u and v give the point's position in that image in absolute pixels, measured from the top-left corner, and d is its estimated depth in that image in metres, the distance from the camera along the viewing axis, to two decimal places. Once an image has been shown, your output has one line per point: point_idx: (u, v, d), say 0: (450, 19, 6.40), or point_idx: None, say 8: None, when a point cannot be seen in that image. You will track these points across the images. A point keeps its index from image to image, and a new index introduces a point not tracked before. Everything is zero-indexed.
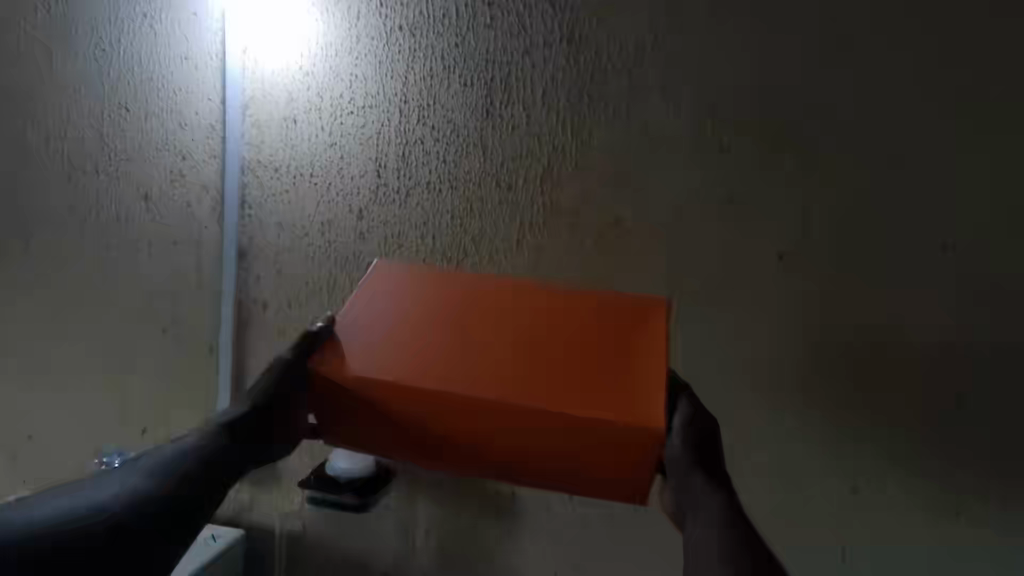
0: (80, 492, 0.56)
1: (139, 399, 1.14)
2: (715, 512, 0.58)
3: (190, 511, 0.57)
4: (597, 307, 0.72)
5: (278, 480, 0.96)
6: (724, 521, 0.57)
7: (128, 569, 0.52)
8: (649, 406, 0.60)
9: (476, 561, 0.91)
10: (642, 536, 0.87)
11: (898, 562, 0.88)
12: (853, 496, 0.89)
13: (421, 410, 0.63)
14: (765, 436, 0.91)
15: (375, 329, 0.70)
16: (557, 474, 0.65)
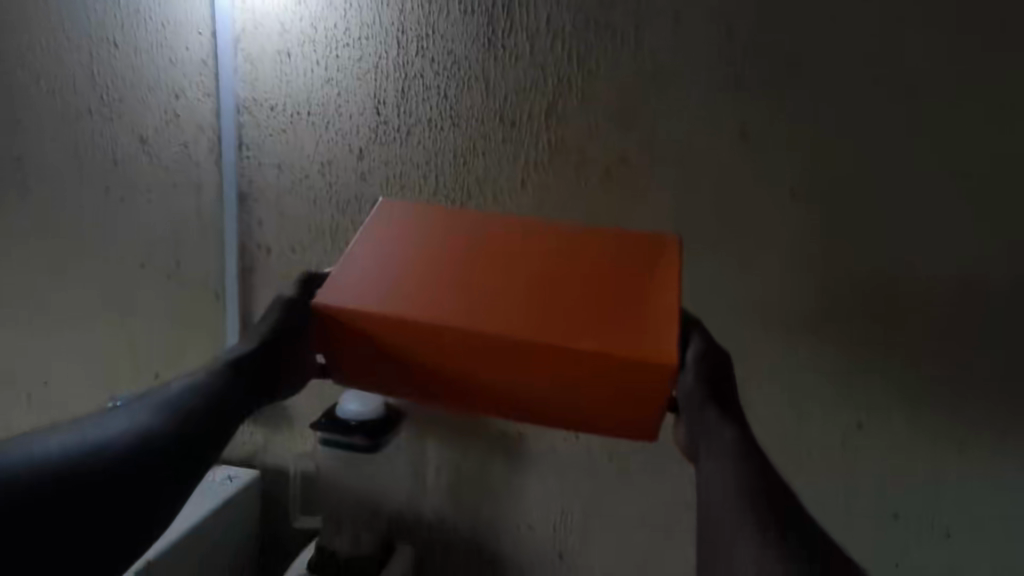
0: (86, 427, 0.55)
1: (148, 343, 1.15)
2: (728, 443, 0.56)
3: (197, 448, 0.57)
4: (609, 243, 0.70)
5: (290, 423, 0.98)
6: (738, 452, 0.55)
7: (137, 505, 0.52)
8: (661, 343, 0.60)
9: (485, 497, 0.94)
10: (646, 473, 0.89)
11: (899, 498, 0.90)
12: (858, 434, 0.90)
13: (433, 348, 0.63)
14: (771, 379, 0.91)
15: (384, 267, 0.68)
16: (568, 411, 0.66)
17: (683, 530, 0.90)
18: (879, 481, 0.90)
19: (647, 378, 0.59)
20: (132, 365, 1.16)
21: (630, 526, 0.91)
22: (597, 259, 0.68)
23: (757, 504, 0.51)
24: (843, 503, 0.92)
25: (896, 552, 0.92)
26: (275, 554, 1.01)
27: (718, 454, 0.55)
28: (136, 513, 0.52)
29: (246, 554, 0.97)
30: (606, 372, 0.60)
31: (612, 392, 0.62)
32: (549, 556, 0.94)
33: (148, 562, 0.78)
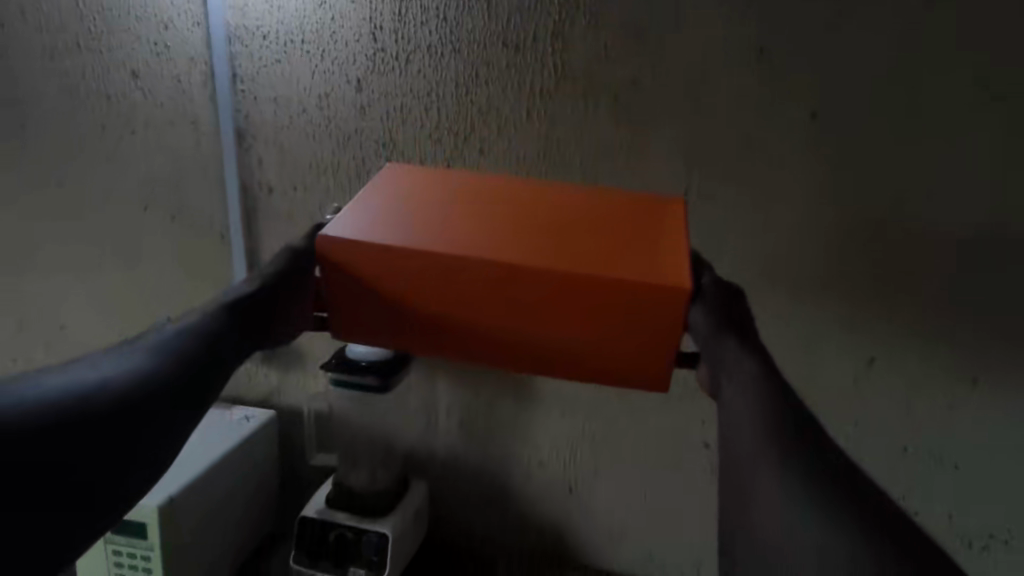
0: (72, 369, 0.44)
1: (161, 286, 1.15)
2: (750, 371, 0.49)
3: (196, 397, 0.48)
4: (612, 199, 0.71)
5: (303, 365, 1.00)
6: (763, 380, 0.47)
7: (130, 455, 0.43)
8: (675, 269, 0.58)
9: (496, 434, 0.96)
10: (654, 408, 0.90)
11: (910, 431, 0.90)
12: (870, 371, 0.89)
13: (437, 280, 0.59)
14: (784, 316, 0.89)
15: (386, 210, 0.66)
16: (581, 351, 0.60)
17: (690, 464, 0.92)
18: (888, 416, 0.90)
19: (656, 305, 0.56)
20: (145, 309, 1.17)
21: (638, 460, 0.93)
22: (604, 212, 0.68)
23: (788, 434, 0.43)
24: (851, 438, 0.92)
25: (905, 484, 0.93)
26: (296, 489, 1.06)
27: (741, 380, 0.48)
28: (124, 466, 0.42)
29: (269, 488, 1.01)
30: (613, 297, 0.56)
31: (622, 327, 0.58)
32: (559, 489, 0.96)
33: (169, 499, 0.81)
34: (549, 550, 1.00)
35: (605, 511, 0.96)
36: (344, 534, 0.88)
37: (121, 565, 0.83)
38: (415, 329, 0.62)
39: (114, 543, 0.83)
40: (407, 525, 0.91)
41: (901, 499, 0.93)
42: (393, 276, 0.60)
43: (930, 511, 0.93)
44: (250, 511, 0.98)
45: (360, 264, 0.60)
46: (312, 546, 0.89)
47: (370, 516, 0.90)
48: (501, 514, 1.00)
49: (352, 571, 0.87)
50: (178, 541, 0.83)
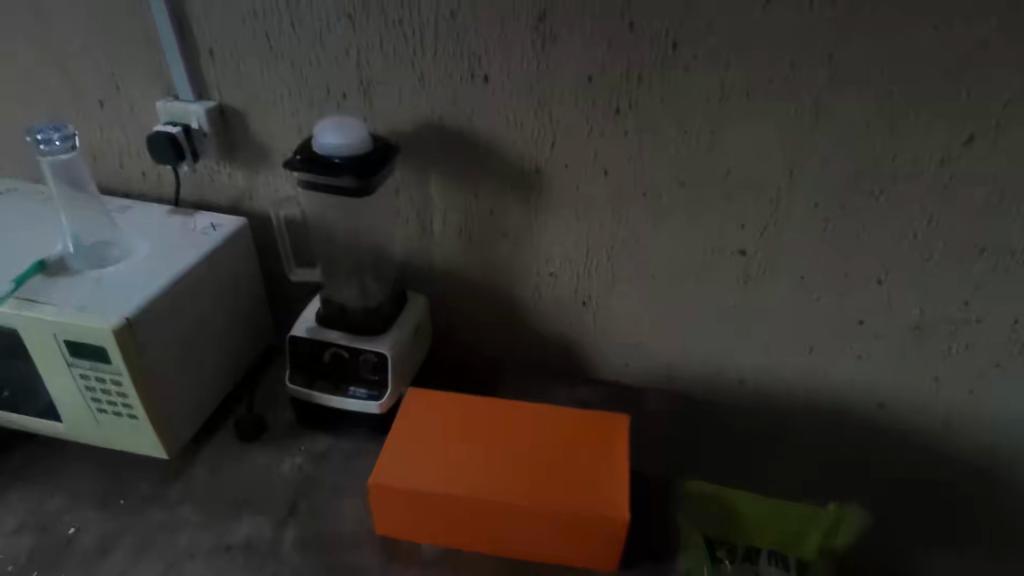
0: None
1: (70, 59, 0.87)
2: None
3: None
4: (573, 414, 0.77)
5: (270, 164, 0.89)
6: None
7: None
8: (619, 500, 0.68)
9: (500, 245, 0.88)
10: (681, 204, 0.80)
11: (973, 253, 0.76)
12: (966, 150, 0.70)
13: (447, 531, 0.71)
14: (856, 99, 0.70)
15: (394, 447, 0.73)
16: (551, 553, 0.71)
17: (722, 270, 0.84)
18: (965, 212, 0.74)
19: (607, 536, 0.67)
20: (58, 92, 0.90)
21: (659, 269, 0.85)
22: (570, 435, 0.75)
23: None
24: (917, 236, 0.76)
25: (971, 285, 0.78)
26: (283, 310, 1.02)
27: None
28: None
29: (258, 306, 0.94)
30: (581, 530, 0.67)
31: (584, 545, 0.69)
32: (571, 302, 0.91)
33: (127, 321, 0.70)
34: (555, 358, 0.97)
35: (619, 321, 0.91)
36: (340, 354, 0.81)
37: (93, 389, 0.75)
38: (427, 535, 0.72)
39: (79, 367, 0.73)
40: (407, 342, 0.84)
41: (962, 306, 0.80)
42: (413, 513, 0.70)
43: (991, 317, 0.80)
44: (240, 329, 0.91)
45: (394, 456, 0.72)
46: (307, 367, 0.83)
47: (366, 334, 0.82)
48: (507, 324, 0.95)
49: (353, 390, 0.82)
50: (151, 362, 0.74)
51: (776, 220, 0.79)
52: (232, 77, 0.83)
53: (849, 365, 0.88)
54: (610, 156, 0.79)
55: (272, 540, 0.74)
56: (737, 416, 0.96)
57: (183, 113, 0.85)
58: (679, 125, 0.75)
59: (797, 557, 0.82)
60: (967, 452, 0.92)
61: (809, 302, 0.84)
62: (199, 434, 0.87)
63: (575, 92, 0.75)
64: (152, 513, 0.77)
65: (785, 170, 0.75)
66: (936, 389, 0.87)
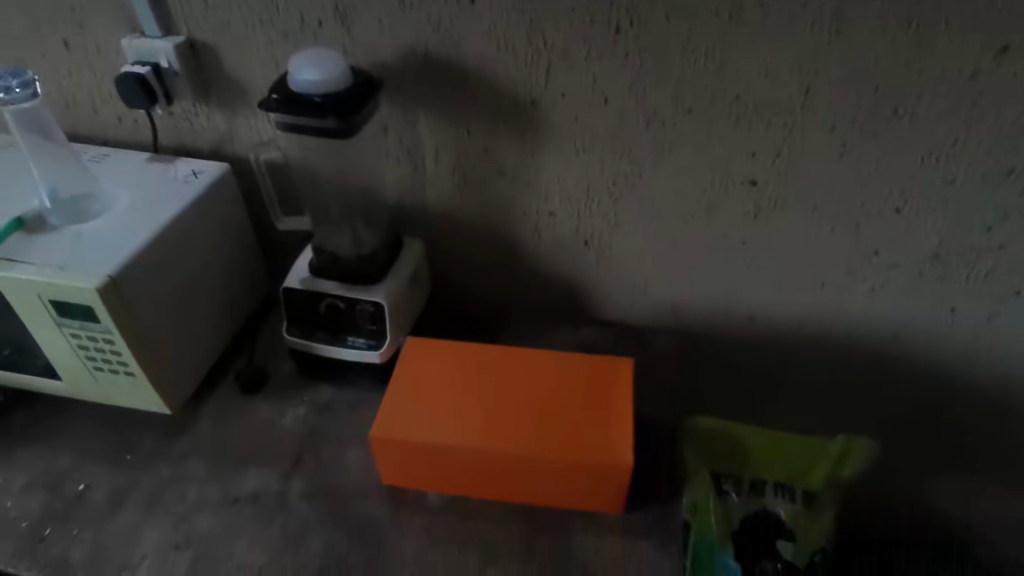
0: None
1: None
2: None
3: None
4: (577, 360, 0.76)
5: (248, 103, 0.84)
6: None
7: None
8: (623, 445, 0.67)
9: (496, 183, 0.84)
10: (687, 132, 0.75)
11: (1000, 176, 0.71)
12: (999, 62, 0.64)
13: (452, 479, 0.71)
14: (878, 10, 0.63)
15: (396, 398, 0.72)
16: (557, 499, 0.71)
17: (731, 204, 0.79)
18: (995, 131, 0.68)
19: (612, 480, 0.67)
20: (17, 34, 0.84)
21: (665, 204, 0.81)
22: (573, 380, 0.73)
23: None
24: (941, 161, 0.71)
25: (996, 211, 0.74)
26: (278, 260, 1.00)
27: None
28: None
29: (251, 257, 0.91)
30: (582, 476, 0.67)
31: (589, 490, 0.69)
32: (573, 242, 0.87)
33: (111, 278, 0.67)
34: (557, 299, 0.95)
35: (624, 259, 0.88)
36: (336, 305, 0.79)
37: (86, 348, 0.73)
38: (433, 484, 0.72)
39: (69, 327, 0.71)
40: (404, 288, 0.81)
41: (984, 234, 0.76)
42: (417, 463, 0.70)
43: (1015, 244, 0.76)
44: (234, 281, 0.88)
45: (390, 408, 0.71)
46: (304, 318, 0.81)
47: (361, 283, 0.79)
48: (506, 264, 0.92)
49: (352, 340, 0.80)
50: (142, 319, 0.72)
51: (790, 147, 0.74)
52: (199, 8, 0.77)
53: (862, 299, 0.85)
54: (611, 83, 0.73)
55: (278, 492, 0.74)
56: (740, 352, 0.94)
57: (150, 51, 0.79)
58: (686, 43, 0.69)
59: (804, 488, 0.79)
60: (980, 381, 0.89)
61: (822, 234, 0.80)
62: (200, 389, 0.86)
63: (570, 12, 0.69)
64: (159, 467, 0.77)
65: (799, 92, 0.70)
66: (953, 319, 0.84)
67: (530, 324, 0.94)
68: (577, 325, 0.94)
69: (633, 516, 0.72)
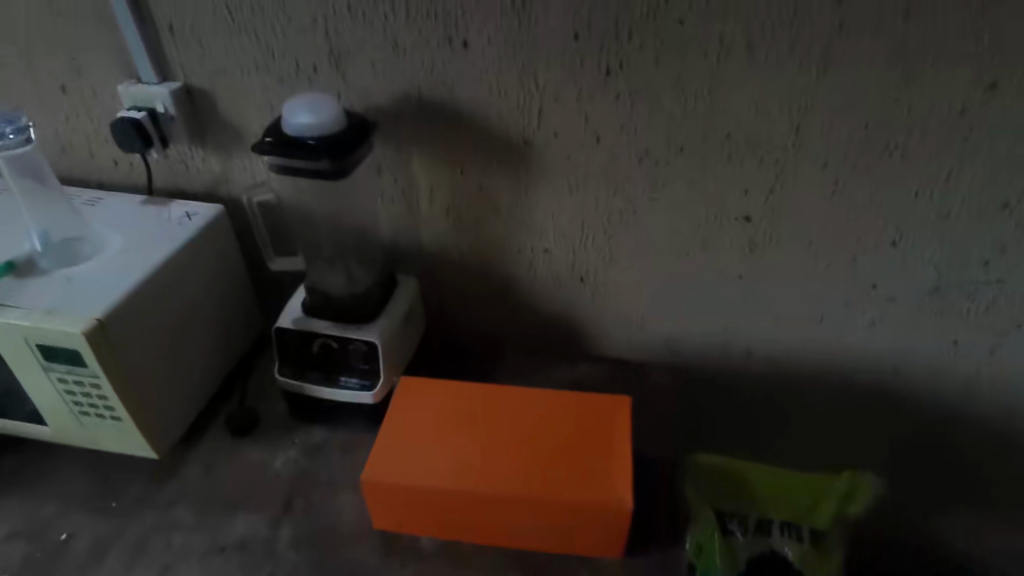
0: None
1: (25, 45, 0.82)
2: None
3: None
4: (574, 399, 0.74)
5: (243, 145, 0.84)
6: None
7: None
8: (622, 486, 0.65)
9: (490, 221, 0.84)
10: (679, 169, 0.75)
11: (995, 209, 0.71)
12: (988, 98, 0.65)
13: (447, 524, 0.69)
14: (866, 49, 0.64)
15: (390, 441, 0.70)
16: (555, 542, 0.69)
17: (725, 239, 0.79)
18: (987, 166, 0.69)
19: (611, 523, 0.65)
20: (16, 80, 0.85)
21: (660, 240, 0.81)
22: (570, 420, 0.72)
23: None
24: (935, 194, 0.71)
25: (993, 243, 0.73)
26: (272, 299, 0.99)
27: None
28: None
29: (244, 297, 0.90)
30: (580, 519, 0.65)
31: (587, 533, 0.67)
32: (569, 278, 0.87)
33: (99, 322, 0.67)
34: (554, 335, 0.94)
35: (621, 295, 0.87)
36: (329, 344, 0.78)
37: (73, 393, 0.72)
38: (428, 529, 0.70)
39: (55, 371, 0.70)
40: (398, 327, 0.80)
41: (982, 267, 0.75)
42: (411, 508, 0.68)
43: (1013, 277, 0.75)
44: (227, 321, 0.87)
45: (384, 451, 0.69)
46: (296, 358, 0.80)
47: (355, 322, 0.78)
48: (501, 301, 0.92)
49: (345, 381, 0.79)
50: (130, 363, 0.71)
51: (783, 182, 0.74)
52: (196, 54, 0.78)
53: (861, 332, 0.84)
54: (602, 122, 0.73)
55: (267, 539, 0.72)
56: (741, 387, 0.93)
57: (146, 96, 0.80)
58: (676, 83, 0.69)
59: (810, 527, 0.78)
60: (986, 415, 0.88)
61: (818, 267, 0.79)
62: (189, 432, 0.85)
63: (561, 54, 0.70)
64: (145, 515, 0.75)
65: (790, 128, 0.70)
66: (954, 352, 0.83)
67: (527, 360, 0.93)
68: (574, 361, 0.93)
69: (633, 561, 0.70)
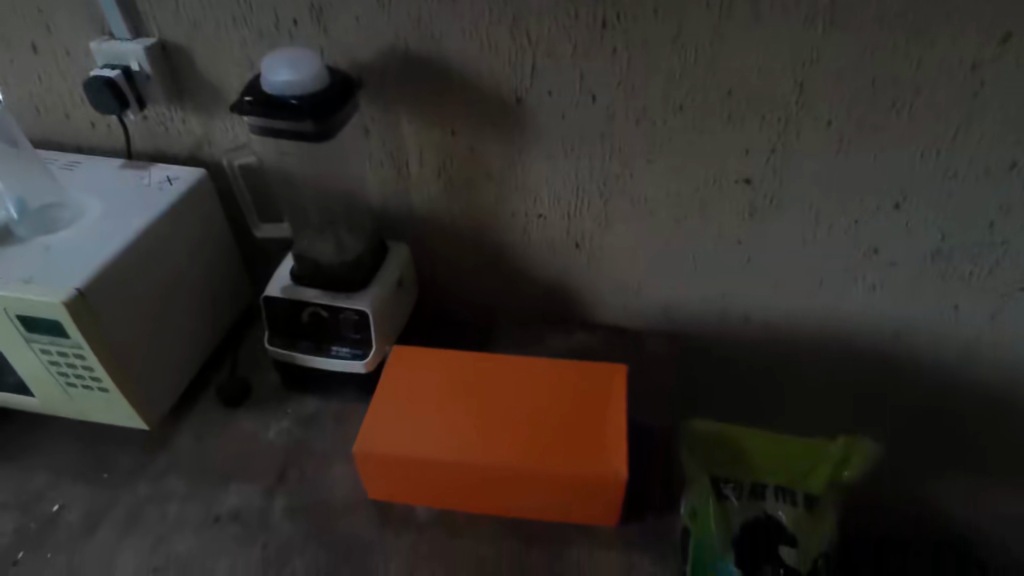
0: None
1: None
2: None
3: None
4: (570, 368, 0.73)
5: (224, 106, 0.81)
6: None
7: None
8: (617, 456, 0.64)
9: (482, 184, 0.81)
10: (678, 130, 0.72)
11: (1002, 169, 0.69)
12: (1000, 52, 0.62)
13: (443, 494, 0.68)
14: (876, 0, 0.61)
15: (384, 412, 0.69)
16: (550, 512, 0.68)
17: (725, 203, 0.77)
18: (996, 125, 0.66)
19: (606, 493, 0.64)
20: None
21: (657, 204, 0.78)
22: (566, 390, 0.71)
23: None
24: (941, 154, 0.69)
25: (998, 206, 0.71)
26: (260, 266, 0.97)
27: None
28: None
29: (231, 265, 0.88)
30: (574, 489, 0.64)
31: (583, 504, 0.66)
32: (564, 244, 0.85)
33: (79, 292, 0.64)
34: (549, 302, 0.92)
35: (617, 261, 0.85)
36: (318, 313, 0.76)
37: (57, 364, 0.70)
38: (423, 499, 0.70)
39: (38, 343, 0.68)
40: (389, 295, 0.78)
41: (986, 229, 0.73)
42: (405, 478, 0.67)
43: (1018, 239, 0.73)
44: (214, 289, 0.85)
45: (377, 422, 0.68)
46: (286, 327, 0.78)
47: (344, 291, 0.76)
48: (494, 267, 0.90)
49: (336, 350, 0.77)
50: (114, 333, 0.69)
51: (785, 144, 0.71)
52: (169, 8, 0.74)
53: (861, 298, 0.82)
54: (598, 80, 0.70)
55: (261, 510, 0.71)
56: (737, 354, 0.92)
57: (119, 55, 0.76)
58: (675, 38, 0.66)
59: (805, 492, 0.76)
60: (985, 380, 0.87)
61: (820, 232, 0.77)
62: (179, 403, 0.83)
63: (554, 6, 0.66)
64: (136, 486, 0.74)
65: (794, 86, 0.67)
66: (954, 317, 0.81)
67: (521, 329, 0.92)
68: (570, 329, 0.91)
69: (628, 529, 0.70)
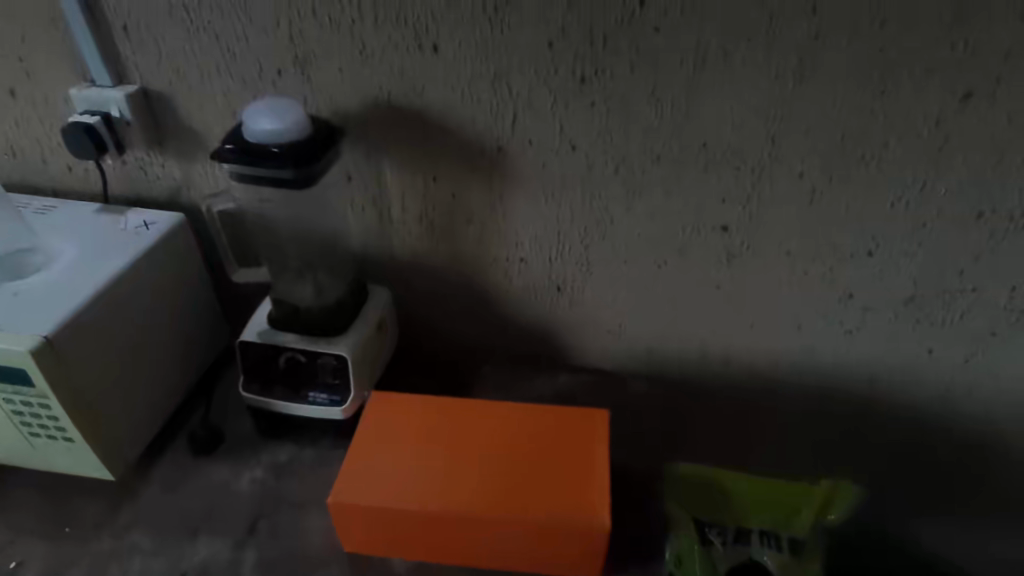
0: None
1: None
2: None
3: None
4: (552, 414, 0.72)
5: (205, 151, 0.81)
6: None
7: None
8: (599, 506, 0.63)
9: (463, 229, 0.81)
10: (655, 177, 0.73)
11: (968, 219, 0.71)
12: (963, 108, 0.64)
13: (421, 545, 0.66)
14: (839, 61, 0.64)
15: (363, 461, 0.67)
16: (530, 564, 0.66)
17: (703, 249, 0.78)
18: (961, 176, 0.68)
19: (588, 544, 0.63)
20: None
21: (636, 249, 0.79)
22: (548, 436, 0.70)
23: None
24: (909, 204, 0.71)
25: (968, 253, 0.73)
26: (237, 310, 0.96)
27: None
28: None
29: (207, 310, 0.87)
30: (556, 539, 0.63)
31: (564, 554, 0.64)
32: (544, 288, 0.85)
33: (47, 340, 0.63)
34: (530, 344, 0.92)
35: (597, 305, 0.85)
36: (295, 358, 0.75)
37: (21, 414, 0.68)
38: (400, 551, 0.67)
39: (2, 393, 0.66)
40: (368, 340, 0.77)
41: (957, 276, 0.75)
42: (382, 530, 0.65)
43: (987, 285, 0.75)
44: (189, 334, 0.84)
45: (355, 472, 0.66)
46: (262, 372, 0.77)
47: (323, 335, 0.75)
48: (475, 311, 0.89)
49: (313, 396, 0.76)
50: (83, 381, 0.67)
51: (759, 193, 0.73)
52: (153, 57, 0.74)
53: (838, 341, 0.83)
54: (577, 130, 0.71)
55: (230, 564, 0.69)
56: (719, 397, 0.92)
57: (100, 100, 0.76)
58: (652, 91, 0.68)
59: (789, 535, 0.76)
60: (964, 423, 0.88)
61: (797, 277, 0.78)
62: (150, 450, 0.81)
63: (534, 60, 0.68)
64: (100, 539, 0.72)
65: (767, 139, 0.69)
66: (930, 361, 0.83)
67: (502, 372, 0.91)
68: (552, 372, 0.91)
69: None
